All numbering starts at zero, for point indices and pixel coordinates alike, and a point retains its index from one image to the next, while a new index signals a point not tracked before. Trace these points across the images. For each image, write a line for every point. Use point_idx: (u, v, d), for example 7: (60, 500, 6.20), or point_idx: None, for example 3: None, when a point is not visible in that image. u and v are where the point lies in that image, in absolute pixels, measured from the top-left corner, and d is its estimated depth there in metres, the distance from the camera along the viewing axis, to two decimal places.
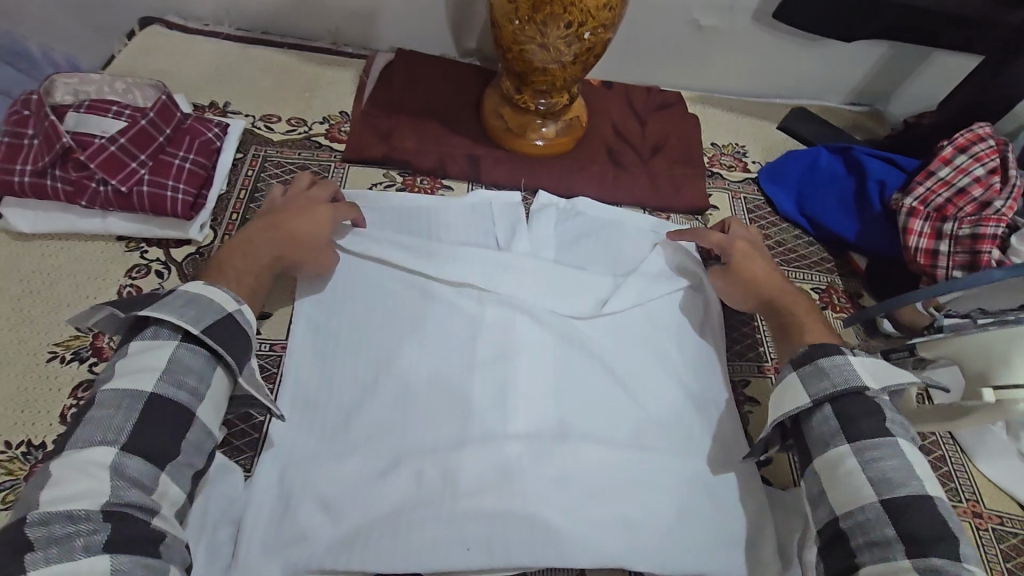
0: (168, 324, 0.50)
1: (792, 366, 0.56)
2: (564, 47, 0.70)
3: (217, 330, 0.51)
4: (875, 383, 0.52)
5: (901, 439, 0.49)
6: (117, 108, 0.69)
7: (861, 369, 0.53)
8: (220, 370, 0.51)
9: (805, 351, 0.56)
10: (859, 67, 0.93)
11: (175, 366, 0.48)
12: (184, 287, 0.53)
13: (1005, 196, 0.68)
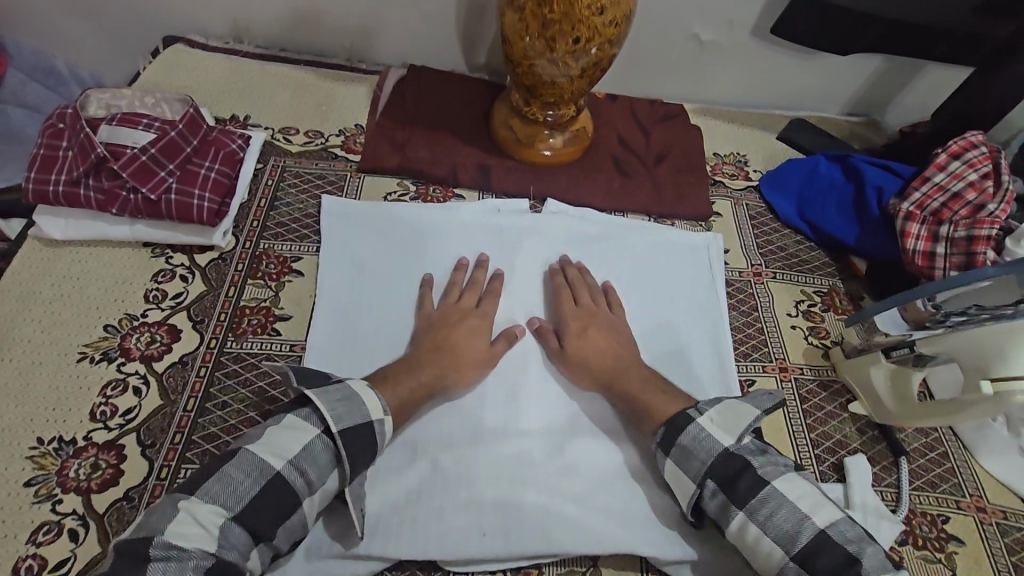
0: (321, 414, 0.55)
1: (664, 451, 0.59)
2: (571, 62, 0.73)
3: (356, 434, 0.55)
4: (728, 439, 0.57)
5: (776, 482, 0.54)
6: (147, 121, 0.72)
7: (714, 431, 0.57)
8: (337, 474, 0.54)
9: (664, 437, 0.59)
10: (853, 78, 0.97)
11: (304, 455, 0.53)
12: (351, 380, 0.58)
13: (999, 199, 0.70)
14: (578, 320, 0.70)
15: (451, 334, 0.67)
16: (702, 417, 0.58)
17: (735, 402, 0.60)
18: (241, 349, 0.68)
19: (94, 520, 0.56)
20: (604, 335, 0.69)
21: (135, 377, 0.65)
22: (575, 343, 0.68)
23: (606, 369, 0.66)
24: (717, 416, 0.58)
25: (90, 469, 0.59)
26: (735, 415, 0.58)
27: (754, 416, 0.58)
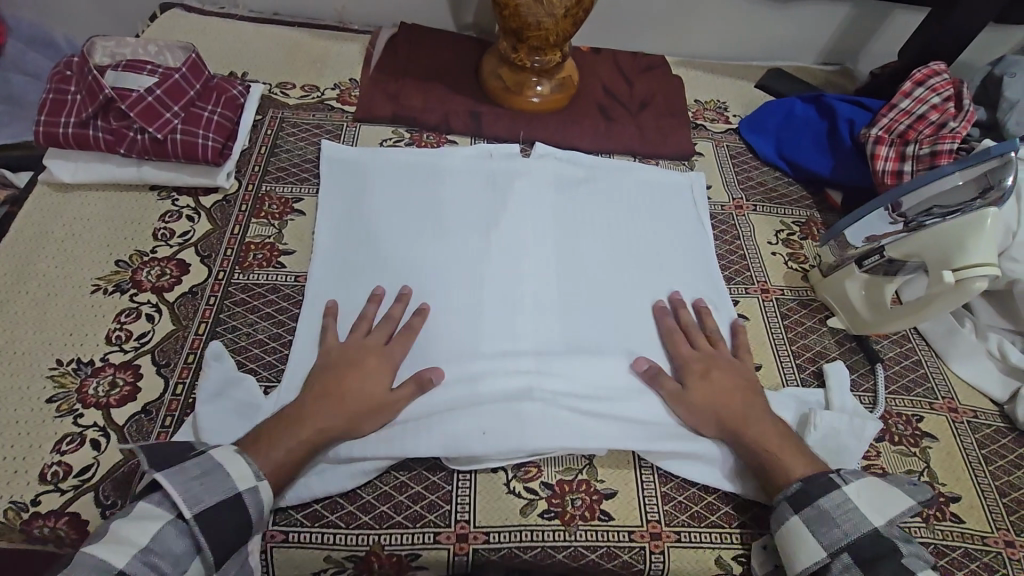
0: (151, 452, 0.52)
1: (793, 506, 0.57)
2: (556, 0, 0.78)
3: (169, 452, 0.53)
4: (878, 519, 0.55)
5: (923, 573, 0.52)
6: (151, 67, 0.75)
7: (860, 505, 0.56)
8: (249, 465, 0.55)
9: (804, 490, 0.57)
10: (825, 26, 1.02)
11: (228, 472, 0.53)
12: (215, 449, 0.54)
13: (960, 118, 0.75)
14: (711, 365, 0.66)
15: (343, 376, 0.61)
16: (847, 485, 0.57)
17: (874, 479, 0.58)
18: (248, 280, 0.71)
19: (114, 431, 0.59)
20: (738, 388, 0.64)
21: (147, 306, 0.67)
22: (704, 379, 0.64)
23: (728, 415, 0.62)
24: (864, 492, 0.56)
25: (109, 386, 0.62)
26: (881, 496, 0.56)
27: (907, 506, 0.56)
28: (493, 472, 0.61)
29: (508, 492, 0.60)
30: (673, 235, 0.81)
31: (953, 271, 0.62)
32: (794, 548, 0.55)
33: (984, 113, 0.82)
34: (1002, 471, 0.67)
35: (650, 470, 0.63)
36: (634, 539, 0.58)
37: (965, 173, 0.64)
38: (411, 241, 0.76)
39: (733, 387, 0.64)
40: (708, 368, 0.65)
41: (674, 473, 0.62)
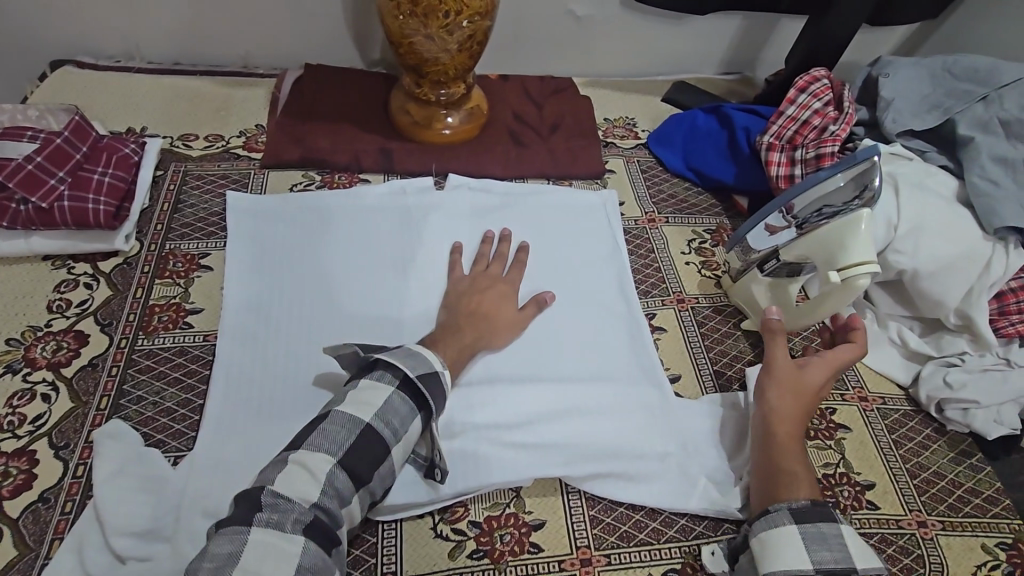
0: (394, 369, 0.58)
1: (791, 517, 0.54)
2: (448, 37, 0.79)
3: (429, 382, 0.58)
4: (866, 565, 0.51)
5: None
6: (31, 133, 0.73)
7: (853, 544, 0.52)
8: (419, 421, 0.57)
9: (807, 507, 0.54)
10: (719, 38, 1.06)
11: (387, 407, 0.55)
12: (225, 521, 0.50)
13: (839, 121, 0.80)
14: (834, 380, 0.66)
15: (480, 299, 0.72)
16: (841, 523, 0.53)
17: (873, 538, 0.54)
18: (153, 345, 0.68)
19: (8, 525, 0.55)
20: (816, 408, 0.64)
21: (43, 385, 0.64)
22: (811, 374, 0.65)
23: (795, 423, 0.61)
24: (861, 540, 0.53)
25: (0, 477, 0.58)
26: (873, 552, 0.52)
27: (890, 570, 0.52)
28: (420, 518, 0.60)
29: (436, 536, 0.59)
30: (588, 255, 0.82)
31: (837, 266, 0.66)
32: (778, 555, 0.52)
33: (866, 113, 0.87)
34: (912, 453, 0.70)
35: (577, 494, 0.63)
36: (564, 569, 0.58)
37: (843, 174, 0.67)
38: (325, 289, 0.74)
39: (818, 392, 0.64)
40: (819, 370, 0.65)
41: (600, 495, 0.63)
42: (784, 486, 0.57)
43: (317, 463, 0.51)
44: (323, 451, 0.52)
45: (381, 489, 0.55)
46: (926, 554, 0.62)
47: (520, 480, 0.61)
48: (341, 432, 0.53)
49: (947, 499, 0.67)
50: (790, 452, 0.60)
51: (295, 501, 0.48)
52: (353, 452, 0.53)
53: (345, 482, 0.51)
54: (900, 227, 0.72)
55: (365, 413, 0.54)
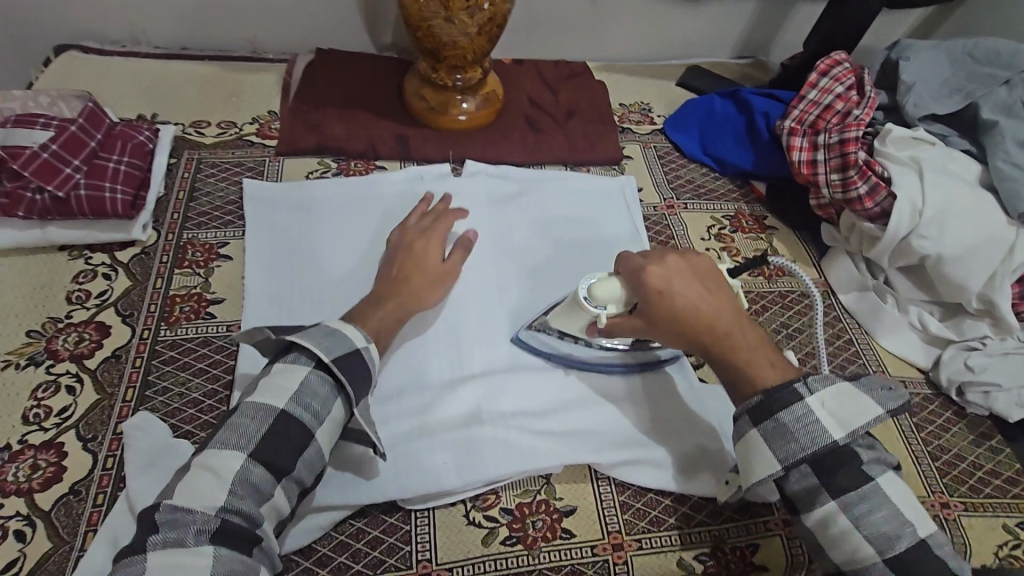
0: (311, 350, 0.54)
1: (750, 422, 0.54)
2: (468, 19, 0.78)
3: (347, 363, 0.54)
4: (840, 432, 0.51)
5: (880, 479, 0.51)
6: (44, 119, 0.71)
7: (823, 415, 0.51)
8: (339, 402, 0.54)
9: (755, 411, 0.54)
10: (735, 21, 1.05)
11: (303, 390, 0.52)
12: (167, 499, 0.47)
13: (862, 106, 0.80)
14: (690, 267, 0.60)
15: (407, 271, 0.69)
16: (808, 399, 0.52)
17: (849, 385, 0.52)
18: (176, 336, 0.68)
19: (40, 518, 0.55)
20: (718, 286, 0.60)
21: (66, 377, 0.63)
22: (659, 290, 0.59)
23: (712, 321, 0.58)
24: (831, 401, 0.52)
25: (30, 470, 0.57)
26: (853, 405, 0.52)
27: (875, 415, 0.51)
28: (452, 505, 0.60)
29: (469, 523, 0.59)
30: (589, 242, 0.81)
31: (590, 309, 0.62)
32: (750, 464, 0.54)
33: (886, 97, 0.87)
34: (934, 435, 0.70)
35: (607, 481, 0.63)
36: (596, 554, 0.59)
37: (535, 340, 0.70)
38: (346, 278, 0.74)
39: (717, 280, 0.61)
40: (659, 282, 0.59)
41: (630, 481, 0.63)
42: (750, 380, 0.56)
43: (222, 462, 0.48)
44: (231, 446, 0.49)
45: (310, 477, 0.52)
46: (950, 535, 0.63)
47: (551, 467, 0.61)
48: (252, 423, 0.50)
49: (968, 480, 0.67)
50: (738, 337, 0.57)
51: (196, 509, 0.46)
52: (264, 449, 0.49)
53: (262, 475, 0.49)
54: (925, 212, 0.72)
55: (278, 399, 0.51)
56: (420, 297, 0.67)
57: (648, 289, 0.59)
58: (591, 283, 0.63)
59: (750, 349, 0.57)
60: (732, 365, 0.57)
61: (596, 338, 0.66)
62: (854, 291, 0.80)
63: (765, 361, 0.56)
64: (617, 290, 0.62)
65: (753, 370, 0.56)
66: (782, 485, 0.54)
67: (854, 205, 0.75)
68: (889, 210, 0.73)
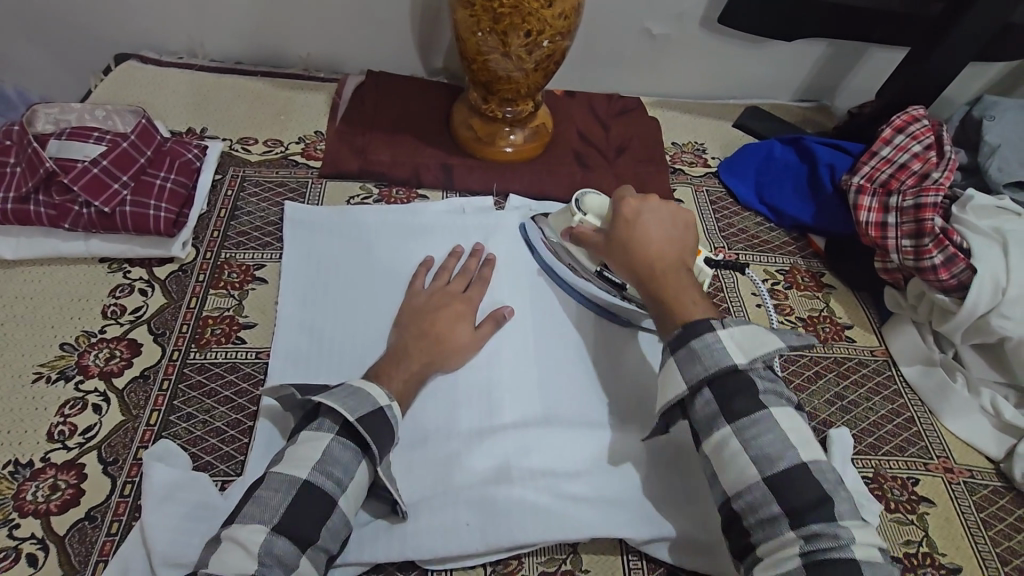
0: (334, 414, 0.55)
1: (670, 349, 0.56)
2: (525, 55, 0.76)
3: (371, 424, 0.55)
4: (742, 358, 0.53)
5: (775, 408, 0.52)
6: (98, 134, 0.73)
7: (728, 344, 0.54)
8: (364, 466, 0.54)
9: (678, 333, 0.56)
10: (801, 65, 1.01)
11: (327, 458, 0.52)
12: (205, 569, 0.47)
13: (942, 168, 0.77)
14: (668, 212, 0.68)
15: (434, 316, 0.68)
16: (717, 326, 0.55)
17: (758, 325, 0.56)
18: (205, 359, 0.66)
19: (54, 543, 0.54)
20: (687, 236, 0.67)
21: (94, 395, 0.62)
22: (627, 215, 0.67)
23: (659, 258, 0.63)
24: (737, 334, 0.55)
25: (49, 491, 0.56)
26: (757, 337, 0.54)
27: (776, 347, 0.54)
28: (470, 569, 0.57)
29: None
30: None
31: (574, 208, 0.73)
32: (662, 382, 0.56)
33: (966, 157, 0.83)
34: (1003, 536, 0.64)
35: (638, 556, 0.59)
36: None
37: (534, 231, 0.79)
38: (377, 310, 0.72)
39: (687, 238, 0.66)
40: (628, 211, 0.68)
41: (662, 559, 0.58)
42: (677, 309, 0.59)
43: (249, 536, 0.48)
44: (256, 521, 0.49)
45: (337, 544, 0.52)
46: None
47: (581, 538, 0.57)
48: (276, 496, 0.50)
49: None
50: (681, 281, 0.61)
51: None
52: (292, 518, 0.50)
53: (287, 548, 0.49)
54: (1008, 291, 0.67)
55: (301, 469, 0.51)
56: (448, 355, 0.66)
57: (620, 214, 0.68)
58: (586, 194, 0.74)
59: (677, 287, 0.61)
60: (659, 294, 0.61)
61: (568, 244, 0.75)
62: (919, 364, 0.74)
63: (690, 300, 0.60)
64: (603, 208, 0.73)
65: (681, 302, 0.59)
66: (690, 409, 0.55)
67: (927, 274, 0.71)
68: (968, 282, 0.69)
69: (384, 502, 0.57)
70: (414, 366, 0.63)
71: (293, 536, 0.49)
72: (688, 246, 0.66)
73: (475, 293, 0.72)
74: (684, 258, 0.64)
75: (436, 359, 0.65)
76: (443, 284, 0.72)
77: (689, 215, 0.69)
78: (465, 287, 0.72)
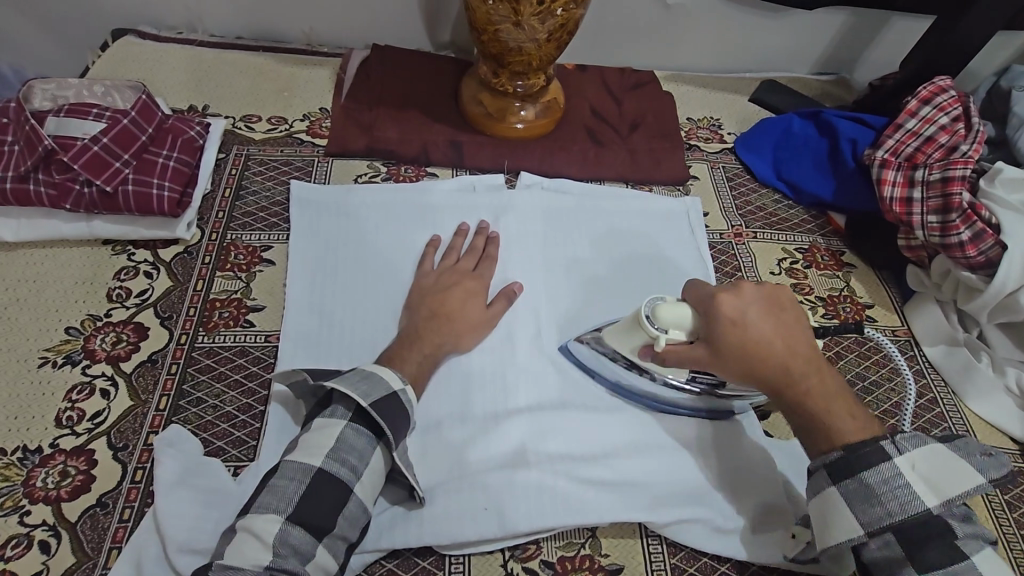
0: (348, 400, 0.53)
1: (829, 478, 0.51)
2: (537, 25, 0.73)
3: (386, 408, 0.53)
4: (935, 501, 0.47)
5: (973, 555, 0.46)
6: (97, 110, 0.70)
7: (913, 480, 0.48)
8: (380, 451, 0.53)
9: (836, 463, 0.50)
10: (820, 36, 0.97)
11: (341, 444, 0.51)
12: (221, 561, 0.46)
13: (970, 140, 0.74)
14: (768, 296, 0.56)
15: (446, 297, 0.66)
16: (902, 458, 0.49)
17: (947, 449, 0.49)
18: (213, 343, 0.65)
19: (66, 529, 0.53)
20: (793, 316, 0.56)
21: (102, 379, 0.61)
22: (733, 320, 0.54)
23: (788, 372, 0.53)
24: (923, 463, 0.48)
25: (59, 477, 0.55)
26: (949, 470, 0.48)
27: (978, 485, 0.47)
28: (489, 552, 0.56)
29: (506, 574, 0.55)
30: (646, 275, 0.75)
31: (650, 329, 0.57)
32: (827, 521, 0.50)
33: (993, 129, 0.80)
34: None
35: (657, 539, 0.58)
36: None
37: (582, 350, 0.66)
38: (386, 292, 0.70)
39: (803, 330, 0.56)
40: (730, 311, 0.54)
41: (682, 541, 0.57)
42: (827, 432, 0.52)
43: (267, 526, 0.47)
44: (272, 510, 0.48)
45: (356, 531, 0.51)
46: None
47: (600, 522, 0.56)
48: (291, 485, 0.49)
49: None
50: (817, 389, 0.53)
51: (244, 571, 0.45)
52: (308, 506, 0.49)
53: (305, 537, 0.48)
54: None
55: (317, 456, 0.50)
56: (461, 337, 0.64)
57: (721, 315, 0.54)
58: (658, 302, 0.57)
59: (827, 397, 0.53)
60: (808, 411, 0.53)
61: (647, 362, 0.61)
62: (942, 344, 0.72)
63: (846, 412, 0.52)
64: (689, 319, 0.56)
65: (832, 419, 0.52)
66: None
67: (953, 251, 0.69)
68: (997, 259, 0.67)
69: (400, 486, 0.56)
70: (428, 349, 0.61)
71: (309, 524, 0.48)
72: (807, 339, 0.55)
73: (486, 272, 0.70)
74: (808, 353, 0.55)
75: (448, 340, 0.63)
76: (455, 264, 0.70)
77: (790, 291, 0.58)
78: (477, 266, 0.70)
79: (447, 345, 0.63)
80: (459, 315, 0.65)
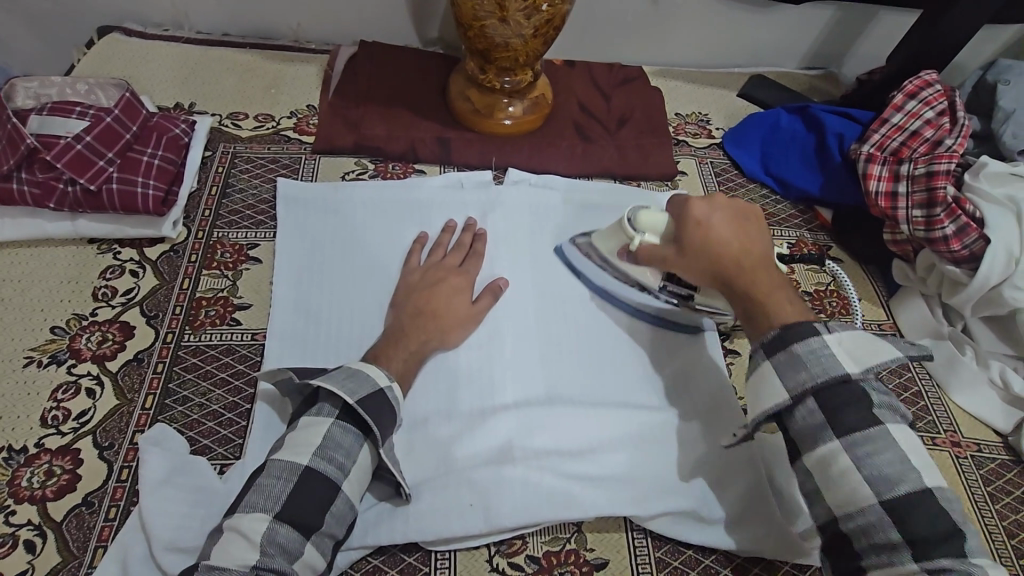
0: (334, 398, 0.53)
1: (764, 353, 0.54)
2: (523, 21, 0.72)
3: (373, 406, 0.53)
4: (854, 366, 0.50)
5: (889, 422, 0.49)
6: (80, 108, 0.70)
7: (837, 350, 0.51)
8: (366, 449, 0.53)
9: (776, 336, 0.53)
10: (808, 31, 0.97)
11: (327, 443, 0.51)
12: (207, 561, 0.46)
13: (955, 134, 0.74)
14: (736, 208, 0.63)
15: (433, 295, 0.66)
16: (827, 333, 0.52)
17: (869, 333, 0.52)
18: (199, 342, 0.65)
19: (52, 529, 0.53)
20: (759, 230, 0.62)
21: (87, 379, 0.61)
22: (699, 220, 0.61)
23: (739, 270, 0.59)
24: (848, 340, 0.51)
25: (44, 476, 0.55)
26: (872, 347, 0.51)
27: (894, 357, 0.50)
28: (475, 549, 0.56)
29: (491, 569, 0.55)
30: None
31: (630, 230, 0.66)
32: (760, 395, 0.53)
33: (978, 123, 0.80)
34: (1010, 509, 0.63)
35: (643, 534, 0.59)
36: None
37: (575, 252, 0.73)
38: (373, 289, 0.70)
39: (764, 243, 0.61)
40: (698, 213, 0.61)
41: (667, 535, 0.58)
42: (767, 317, 0.56)
43: (252, 525, 0.47)
44: (258, 509, 0.48)
45: (343, 528, 0.51)
46: None
47: (586, 516, 0.57)
48: (277, 484, 0.49)
49: None
50: (765, 283, 0.58)
51: (230, 570, 0.45)
52: (294, 504, 0.49)
53: (290, 535, 0.48)
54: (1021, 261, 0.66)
55: (303, 455, 0.50)
56: (447, 334, 0.64)
57: (689, 216, 0.62)
58: (640, 211, 0.67)
59: (767, 288, 0.57)
60: (750, 296, 0.57)
61: (623, 264, 0.69)
62: (927, 338, 0.73)
63: (784, 299, 0.57)
64: (662, 225, 0.65)
65: (773, 307, 0.56)
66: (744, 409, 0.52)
67: (938, 245, 0.69)
68: (980, 253, 0.67)
69: (386, 484, 0.57)
70: (414, 346, 0.61)
71: (295, 522, 0.48)
72: (766, 246, 0.61)
73: (473, 269, 0.70)
74: (764, 260, 0.60)
75: (435, 338, 0.63)
76: (442, 261, 0.70)
77: (759, 211, 0.64)
78: (464, 263, 0.70)
79: (434, 343, 0.63)
80: (445, 313, 0.65)
